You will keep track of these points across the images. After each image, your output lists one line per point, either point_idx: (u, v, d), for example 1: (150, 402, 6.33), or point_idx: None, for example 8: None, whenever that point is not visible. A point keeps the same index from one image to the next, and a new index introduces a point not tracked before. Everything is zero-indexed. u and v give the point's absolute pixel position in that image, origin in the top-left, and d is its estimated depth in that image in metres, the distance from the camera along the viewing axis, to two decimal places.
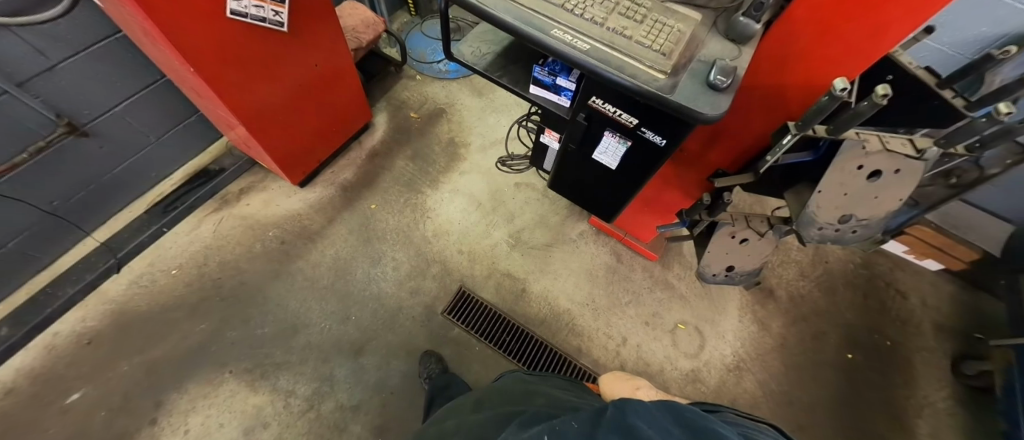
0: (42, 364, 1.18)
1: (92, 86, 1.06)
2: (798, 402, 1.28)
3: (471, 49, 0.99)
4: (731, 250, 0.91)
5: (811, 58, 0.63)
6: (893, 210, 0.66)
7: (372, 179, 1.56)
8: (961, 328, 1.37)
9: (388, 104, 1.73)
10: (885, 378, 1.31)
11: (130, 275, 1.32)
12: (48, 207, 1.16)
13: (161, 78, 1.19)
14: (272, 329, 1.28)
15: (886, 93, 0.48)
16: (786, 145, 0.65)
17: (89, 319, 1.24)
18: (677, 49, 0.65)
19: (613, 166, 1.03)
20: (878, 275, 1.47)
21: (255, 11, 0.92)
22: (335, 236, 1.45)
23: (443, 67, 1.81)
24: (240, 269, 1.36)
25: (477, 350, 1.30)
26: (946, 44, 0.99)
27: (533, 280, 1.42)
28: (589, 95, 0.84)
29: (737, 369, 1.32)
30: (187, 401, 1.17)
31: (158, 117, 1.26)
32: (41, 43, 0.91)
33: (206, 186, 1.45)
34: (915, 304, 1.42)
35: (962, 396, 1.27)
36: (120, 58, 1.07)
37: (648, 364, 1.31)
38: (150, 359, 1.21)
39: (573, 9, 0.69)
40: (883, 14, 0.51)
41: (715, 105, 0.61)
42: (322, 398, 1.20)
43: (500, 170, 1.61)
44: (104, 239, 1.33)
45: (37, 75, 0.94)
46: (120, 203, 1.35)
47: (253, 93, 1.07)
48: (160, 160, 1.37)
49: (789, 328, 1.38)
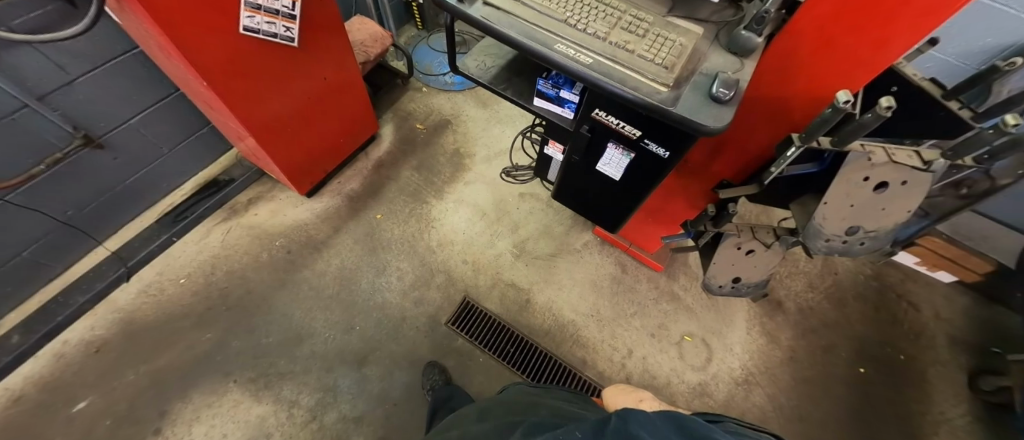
0: (50, 372, 1.19)
1: (109, 99, 1.09)
2: (809, 417, 1.25)
3: (477, 63, 1.02)
4: (737, 261, 0.90)
5: (814, 71, 0.63)
6: (899, 222, 0.66)
7: (377, 189, 1.58)
8: (976, 342, 1.34)
9: (395, 115, 1.76)
10: (900, 393, 1.28)
11: (138, 284, 1.33)
12: (62, 216, 1.18)
13: (174, 92, 1.23)
14: (276, 338, 1.29)
15: (890, 105, 0.47)
16: (791, 157, 0.65)
17: (97, 328, 1.26)
18: (679, 63, 0.66)
19: (617, 177, 1.03)
20: (890, 287, 1.44)
21: (267, 27, 0.94)
22: (341, 245, 1.46)
23: (448, 79, 1.84)
24: (247, 278, 1.37)
25: (481, 361, 1.29)
26: (953, 54, 0.98)
27: (537, 290, 1.41)
28: (592, 107, 0.85)
29: (746, 383, 1.29)
30: (191, 411, 1.17)
31: (172, 129, 1.30)
32: (61, 58, 0.95)
33: (215, 197, 1.47)
34: (928, 316, 1.39)
35: (980, 413, 1.24)
36: (137, 74, 1.11)
37: (654, 377, 1.29)
38: (155, 368, 1.22)
39: (576, 24, 0.70)
40: (887, 27, 0.52)
41: (718, 117, 0.61)
42: (325, 409, 1.19)
43: (505, 181, 1.62)
44: (115, 248, 1.35)
45: (56, 89, 0.98)
46: (131, 212, 1.38)
47: (263, 105, 1.09)
48: (171, 171, 1.40)
49: (798, 341, 1.35)
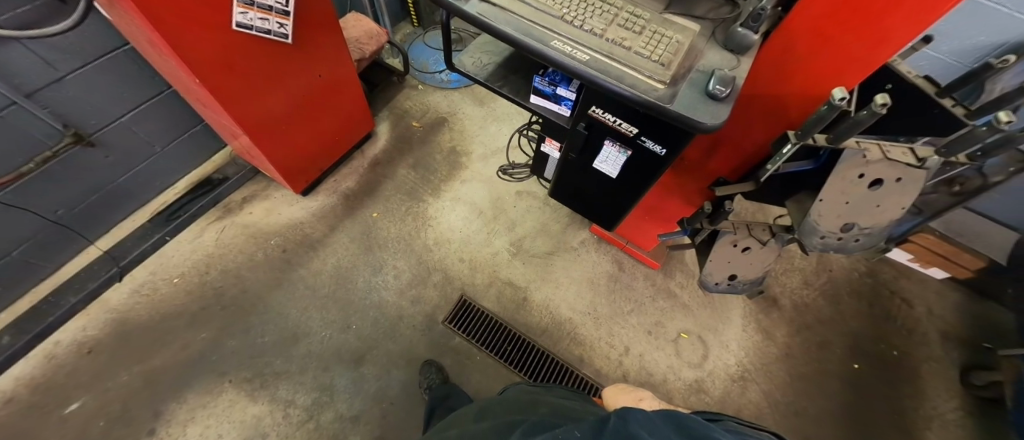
0: (42, 373, 1.17)
1: (100, 97, 1.08)
2: (804, 413, 1.26)
3: (473, 60, 1.01)
4: (733, 259, 0.90)
5: (809, 68, 0.63)
6: (894, 219, 0.66)
7: (373, 187, 1.57)
8: (969, 338, 1.35)
9: (391, 113, 1.75)
10: (894, 388, 1.29)
11: (131, 284, 1.32)
12: (53, 216, 1.17)
13: (166, 89, 1.21)
14: (272, 337, 1.28)
15: (885, 102, 0.47)
16: (786, 154, 0.65)
17: (90, 328, 1.24)
18: (675, 60, 0.66)
19: (613, 175, 1.03)
20: (883, 284, 1.45)
21: (260, 24, 0.93)
22: (337, 244, 1.45)
23: (444, 77, 1.83)
24: (242, 277, 1.36)
25: (478, 360, 1.29)
26: (946, 52, 0.98)
27: (534, 289, 1.41)
28: (589, 104, 0.84)
29: (742, 379, 1.30)
30: (186, 411, 1.16)
31: (164, 127, 1.28)
32: (50, 55, 0.93)
33: (208, 196, 1.46)
34: (921, 312, 1.40)
35: (972, 407, 1.25)
36: (128, 71, 1.09)
37: (651, 374, 1.29)
38: (149, 368, 1.21)
39: (573, 21, 0.70)
40: (882, 24, 0.52)
41: (715, 115, 0.61)
42: (322, 408, 1.19)
43: (502, 179, 1.61)
44: (107, 247, 1.33)
45: (45, 86, 0.96)
46: (124, 211, 1.36)
47: (257, 103, 1.08)
48: (164, 170, 1.38)
49: (794, 337, 1.36)
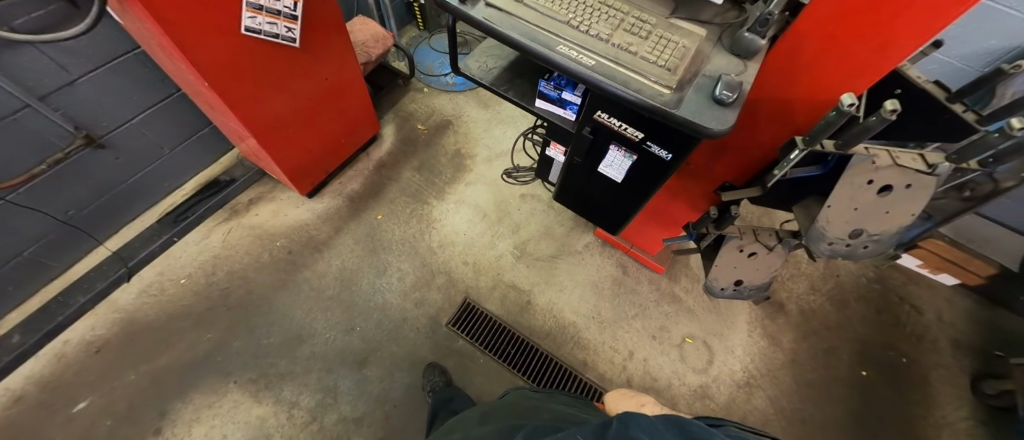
0: (51, 372, 1.19)
1: (110, 99, 1.09)
2: (811, 421, 1.24)
3: (478, 64, 1.02)
4: (739, 264, 0.90)
5: (817, 73, 0.63)
6: (904, 225, 0.65)
7: (378, 189, 1.58)
8: (979, 346, 1.33)
9: (396, 116, 1.76)
10: (902, 396, 1.27)
11: (140, 283, 1.34)
12: (63, 216, 1.18)
13: (175, 92, 1.23)
14: (277, 339, 1.29)
15: (894, 108, 0.46)
16: (794, 160, 0.65)
17: (99, 327, 1.26)
18: (682, 65, 0.66)
19: (619, 179, 1.02)
20: (892, 290, 1.44)
21: (269, 28, 0.94)
22: (342, 246, 1.46)
23: (449, 80, 1.84)
24: (247, 278, 1.37)
25: (482, 363, 1.29)
26: (956, 56, 0.97)
27: (538, 292, 1.41)
28: (595, 109, 0.84)
29: (748, 385, 1.28)
30: (192, 410, 1.17)
31: (173, 129, 1.30)
32: (63, 59, 0.95)
33: (216, 197, 1.47)
34: (930, 319, 1.38)
35: (983, 416, 1.23)
36: (138, 75, 1.11)
37: (655, 379, 1.28)
38: (156, 368, 1.22)
39: (579, 25, 0.70)
40: (890, 26, 0.51)
41: (722, 120, 0.61)
42: (325, 410, 1.19)
43: (506, 182, 1.62)
44: (116, 248, 1.34)
45: (57, 89, 0.98)
46: (133, 212, 1.38)
47: (264, 105, 1.08)
48: (173, 171, 1.40)
49: (800, 344, 1.35)
